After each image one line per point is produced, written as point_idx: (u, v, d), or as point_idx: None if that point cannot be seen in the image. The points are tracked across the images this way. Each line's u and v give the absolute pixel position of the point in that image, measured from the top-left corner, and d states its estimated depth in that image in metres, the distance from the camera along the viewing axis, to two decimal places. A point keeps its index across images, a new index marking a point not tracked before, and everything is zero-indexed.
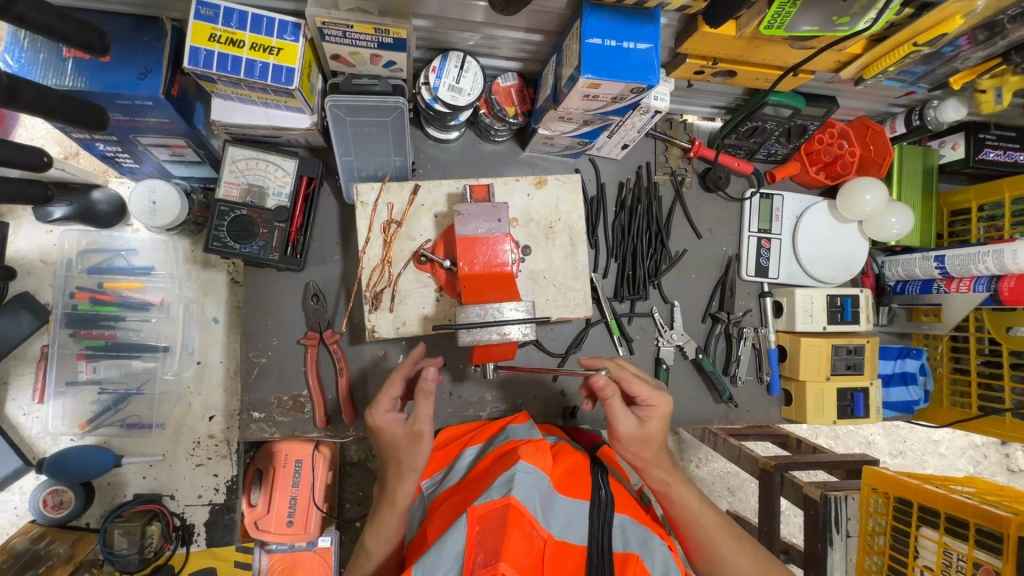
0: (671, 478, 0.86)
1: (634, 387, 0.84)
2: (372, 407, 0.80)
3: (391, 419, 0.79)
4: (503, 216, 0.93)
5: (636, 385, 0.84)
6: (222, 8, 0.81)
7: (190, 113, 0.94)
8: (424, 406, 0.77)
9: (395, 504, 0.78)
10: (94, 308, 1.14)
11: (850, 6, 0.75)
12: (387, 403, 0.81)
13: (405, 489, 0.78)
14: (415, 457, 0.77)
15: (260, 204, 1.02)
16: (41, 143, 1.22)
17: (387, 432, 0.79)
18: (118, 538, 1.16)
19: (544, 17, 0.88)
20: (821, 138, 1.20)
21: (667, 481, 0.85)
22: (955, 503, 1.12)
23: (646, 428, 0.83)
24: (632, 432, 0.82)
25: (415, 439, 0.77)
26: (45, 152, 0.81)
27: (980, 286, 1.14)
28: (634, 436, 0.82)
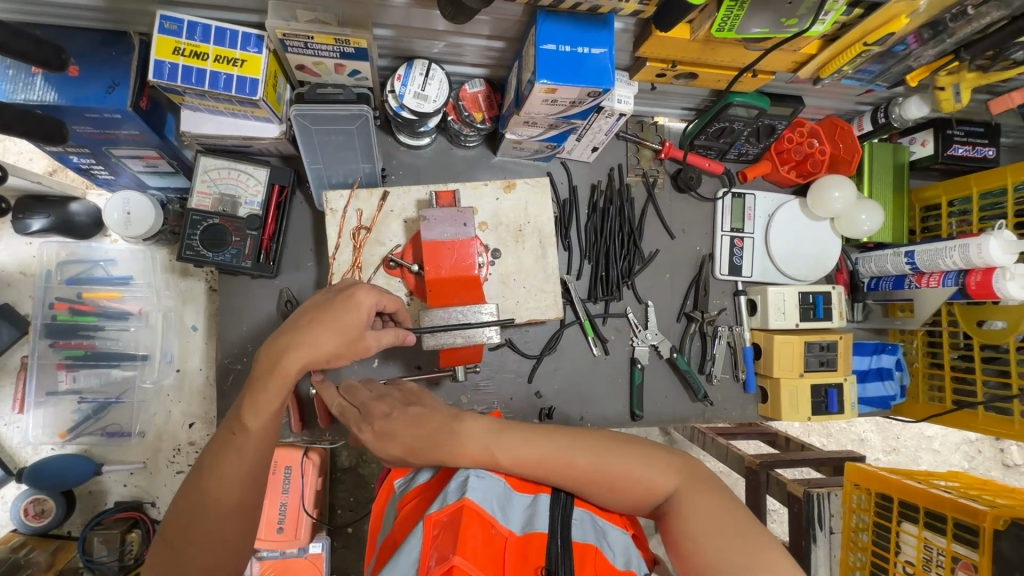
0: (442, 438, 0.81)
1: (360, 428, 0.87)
2: (373, 287, 0.81)
3: (370, 309, 0.79)
4: (469, 221, 0.94)
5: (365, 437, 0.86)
6: (186, 21, 0.82)
7: (161, 124, 0.96)
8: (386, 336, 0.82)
9: (278, 376, 0.73)
10: (74, 317, 1.16)
11: (796, 8, 0.76)
12: (376, 298, 0.80)
13: (292, 362, 0.73)
14: (327, 348, 0.75)
15: (232, 213, 1.03)
16: (29, 160, 1.23)
17: (355, 316, 0.77)
18: (97, 545, 1.14)
19: (504, 24, 0.90)
20: (791, 137, 1.22)
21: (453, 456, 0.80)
22: (934, 498, 1.12)
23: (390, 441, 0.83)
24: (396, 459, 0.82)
25: (354, 342, 0.77)
26: None
27: (949, 281, 1.14)
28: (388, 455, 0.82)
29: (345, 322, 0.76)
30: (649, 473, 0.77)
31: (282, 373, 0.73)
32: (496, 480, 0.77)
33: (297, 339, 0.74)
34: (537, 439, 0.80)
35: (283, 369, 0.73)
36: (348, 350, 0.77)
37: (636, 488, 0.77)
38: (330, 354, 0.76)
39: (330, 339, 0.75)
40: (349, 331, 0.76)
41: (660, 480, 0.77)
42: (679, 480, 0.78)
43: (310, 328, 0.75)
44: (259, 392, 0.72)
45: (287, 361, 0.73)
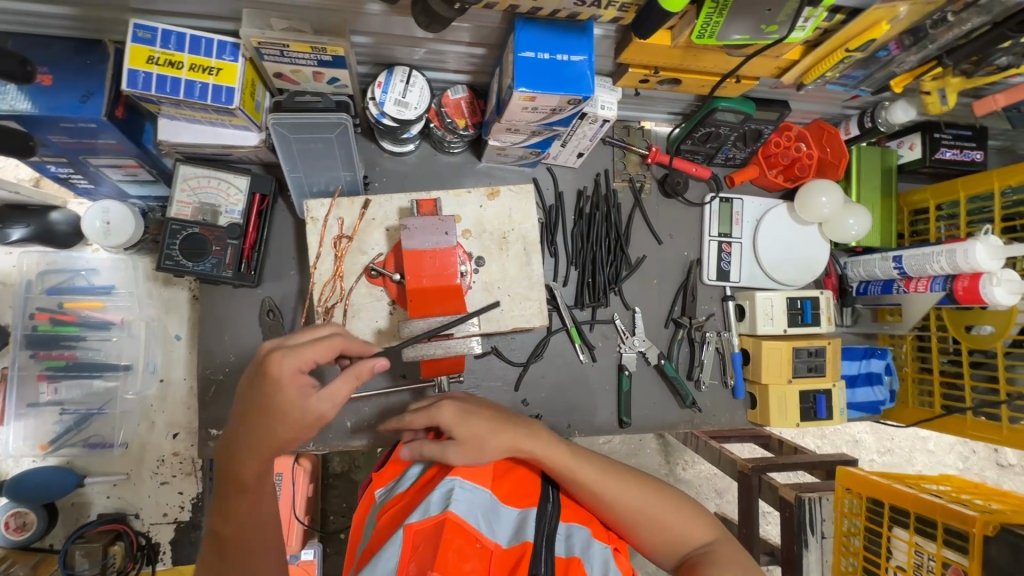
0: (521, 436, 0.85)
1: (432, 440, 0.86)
2: (283, 350, 0.68)
3: (296, 378, 0.68)
4: (450, 229, 0.93)
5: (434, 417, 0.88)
6: (159, 30, 0.81)
7: (139, 133, 0.95)
8: (340, 387, 0.70)
9: (242, 484, 0.70)
10: (55, 328, 1.13)
11: (776, 14, 0.75)
12: (303, 360, 0.68)
13: (249, 466, 0.69)
14: (283, 439, 0.69)
15: (212, 222, 1.02)
16: (11, 175, 1.21)
17: (287, 397, 0.67)
18: (79, 558, 1.13)
19: (484, 31, 0.89)
20: (778, 141, 1.21)
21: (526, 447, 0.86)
22: (924, 503, 1.12)
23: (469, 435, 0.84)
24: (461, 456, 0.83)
25: (308, 417, 0.68)
26: None
27: (937, 286, 1.14)
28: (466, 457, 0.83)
29: (278, 402, 0.67)
30: (691, 520, 0.85)
31: (243, 486, 0.70)
32: (482, 493, 0.79)
33: (247, 451, 0.69)
34: (604, 467, 0.87)
35: (243, 480, 0.70)
36: (305, 427, 0.69)
37: (677, 530, 0.84)
38: (290, 438, 0.69)
39: (283, 427, 0.68)
40: (292, 412, 0.68)
41: (700, 530, 0.84)
42: (715, 534, 0.85)
43: (256, 429, 0.68)
44: (229, 501, 0.71)
45: (244, 472, 0.69)
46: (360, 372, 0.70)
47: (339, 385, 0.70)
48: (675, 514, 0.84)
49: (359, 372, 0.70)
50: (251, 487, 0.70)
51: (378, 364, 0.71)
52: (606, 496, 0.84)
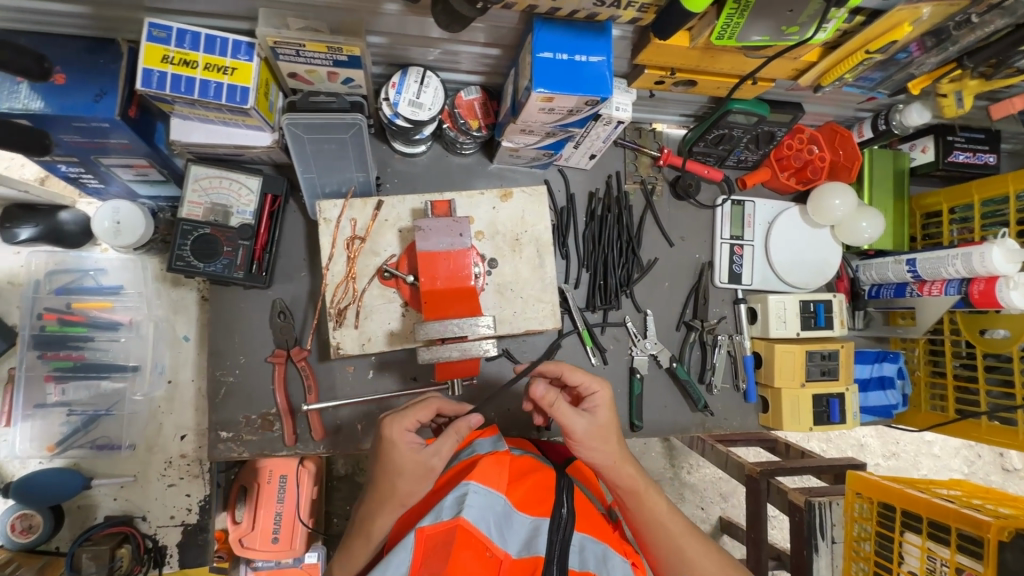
0: (641, 484, 0.85)
1: (576, 379, 0.84)
2: (393, 419, 0.77)
3: (409, 440, 0.76)
4: (465, 231, 0.92)
5: (577, 376, 0.84)
6: (175, 29, 0.81)
7: (150, 133, 0.94)
8: (445, 445, 0.77)
9: (370, 537, 0.79)
10: (63, 329, 1.12)
11: (798, 16, 0.74)
12: (408, 422, 0.78)
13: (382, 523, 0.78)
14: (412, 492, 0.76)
15: (223, 222, 1.01)
16: (16, 171, 1.21)
17: (401, 455, 0.75)
18: (86, 562, 1.11)
19: (501, 32, 0.88)
20: (791, 143, 1.20)
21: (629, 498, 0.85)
22: (937, 508, 1.11)
23: (598, 419, 0.83)
24: (587, 430, 0.81)
25: (422, 475, 0.76)
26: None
27: (952, 289, 1.13)
28: (591, 432, 0.81)
29: (397, 468, 0.76)
30: None
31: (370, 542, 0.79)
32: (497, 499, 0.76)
33: (375, 513, 0.78)
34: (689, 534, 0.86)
35: (371, 536, 0.79)
36: (417, 480, 0.76)
37: None
38: (411, 491, 0.77)
39: (404, 488, 0.76)
40: (409, 475, 0.76)
41: None
42: None
43: (381, 490, 0.77)
44: (355, 552, 0.80)
45: (375, 528, 0.78)
46: (459, 428, 0.78)
47: (444, 444, 0.77)
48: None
49: (456, 429, 0.78)
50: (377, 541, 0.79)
51: (473, 419, 0.79)
52: (676, 544, 0.84)
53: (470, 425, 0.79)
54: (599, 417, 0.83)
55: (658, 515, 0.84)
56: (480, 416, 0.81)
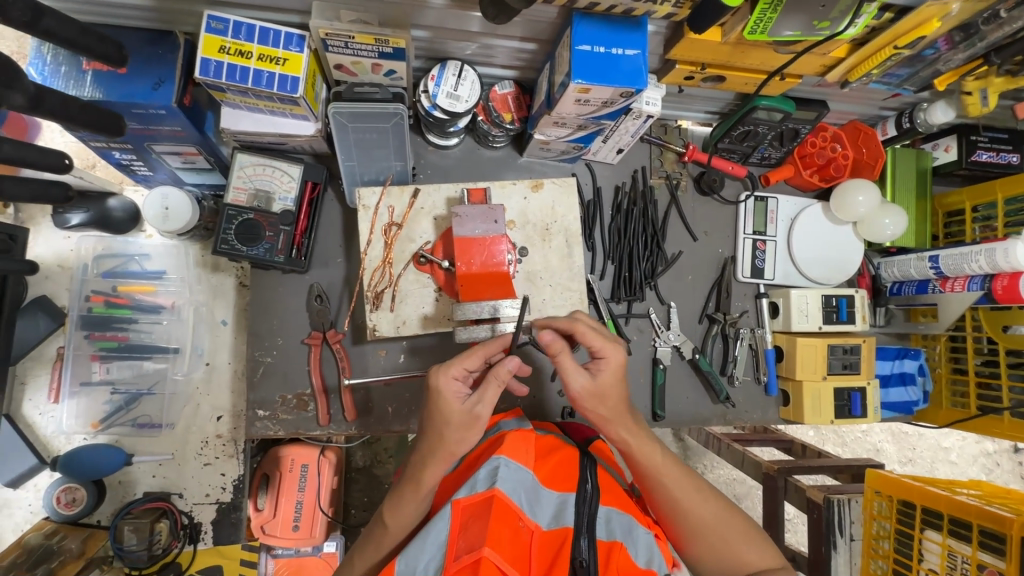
0: (635, 437, 0.85)
1: (588, 338, 0.82)
2: (441, 368, 0.80)
3: (454, 389, 0.79)
4: (499, 218, 0.96)
5: (588, 335, 0.82)
6: (231, 21, 0.85)
7: (201, 121, 0.98)
8: (490, 394, 0.79)
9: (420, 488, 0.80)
10: (109, 310, 1.18)
11: (830, 10, 0.77)
12: (454, 371, 0.80)
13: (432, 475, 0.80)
14: (461, 441, 0.79)
15: (266, 208, 1.05)
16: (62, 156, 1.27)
17: (446, 402, 0.78)
18: (128, 534, 1.19)
19: (538, 27, 0.91)
20: (814, 141, 1.23)
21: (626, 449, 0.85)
22: (958, 504, 1.11)
23: (602, 379, 0.81)
24: (588, 387, 0.81)
25: (470, 423, 0.78)
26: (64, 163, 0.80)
27: (975, 285, 1.15)
28: (591, 392, 0.81)
29: (448, 415, 0.78)
30: (746, 551, 0.86)
31: (419, 491, 0.80)
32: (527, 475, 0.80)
33: (428, 466, 0.80)
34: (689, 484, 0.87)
35: (421, 486, 0.80)
36: (462, 429, 0.78)
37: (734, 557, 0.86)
38: (457, 442, 0.79)
39: (453, 438, 0.78)
40: (458, 422, 0.78)
41: (756, 558, 0.86)
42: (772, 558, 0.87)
43: (433, 441, 0.80)
44: (403, 502, 0.81)
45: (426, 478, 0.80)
46: (502, 376, 0.79)
47: (488, 392, 0.79)
48: (728, 536, 0.86)
49: (497, 377, 0.79)
50: (426, 491, 0.80)
51: (513, 362, 0.79)
52: (670, 495, 0.86)
53: (509, 370, 0.79)
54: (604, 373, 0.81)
55: (657, 468, 0.85)
56: (517, 359, 0.80)
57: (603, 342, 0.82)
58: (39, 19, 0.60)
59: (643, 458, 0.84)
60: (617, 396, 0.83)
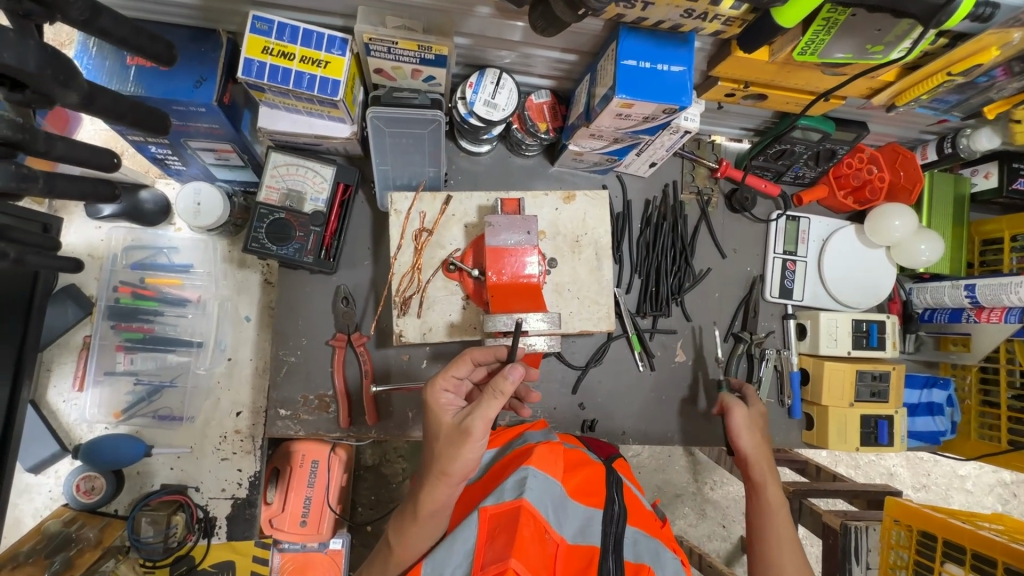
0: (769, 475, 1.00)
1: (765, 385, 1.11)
2: (433, 381, 0.85)
3: (446, 400, 0.84)
4: (532, 229, 0.95)
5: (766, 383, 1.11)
6: (276, 22, 0.85)
7: (237, 119, 0.98)
8: (485, 406, 0.77)
9: (421, 506, 0.80)
10: (135, 302, 1.19)
11: (886, 35, 0.75)
12: (447, 385, 0.85)
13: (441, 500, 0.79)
14: (448, 459, 0.76)
15: (298, 208, 1.05)
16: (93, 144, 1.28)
17: (438, 417, 0.81)
18: (145, 525, 1.21)
19: (580, 39, 0.90)
20: (850, 162, 1.20)
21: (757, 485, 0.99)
22: (983, 539, 1.07)
23: (756, 416, 1.05)
24: (744, 422, 1.04)
25: (460, 437, 0.76)
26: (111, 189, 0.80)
27: (1012, 317, 1.11)
28: (748, 423, 1.04)
29: (440, 424, 0.80)
30: None
31: (423, 510, 0.80)
32: (554, 488, 0.79)
33: (430, 489, 0.79)
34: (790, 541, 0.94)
35: (421, 509, 0.80)
36: (451, 443, 0.77)
37: None
38: (448, 461, 0.77)
39: (444, 453, 0.77)
40: (448, 433, 0.78)
41: None
42: None
43: (431, 460, 0.80)
44: (407, 526, 0.82)
45: (427, 504, 0.79)
46: (498, 388, 0.76)
47: (481, 404, 0.77)
48: None
49: (494, 389, 0.76)
50: (425, 515, 0.80)
51: (512, 373, 0.75)
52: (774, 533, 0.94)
53: (508, 382, 0.75)
54: (758, 421, 1.05)
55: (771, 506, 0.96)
56: (520, 370, 0.76)
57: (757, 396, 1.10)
58: (96, 18, 0.60)
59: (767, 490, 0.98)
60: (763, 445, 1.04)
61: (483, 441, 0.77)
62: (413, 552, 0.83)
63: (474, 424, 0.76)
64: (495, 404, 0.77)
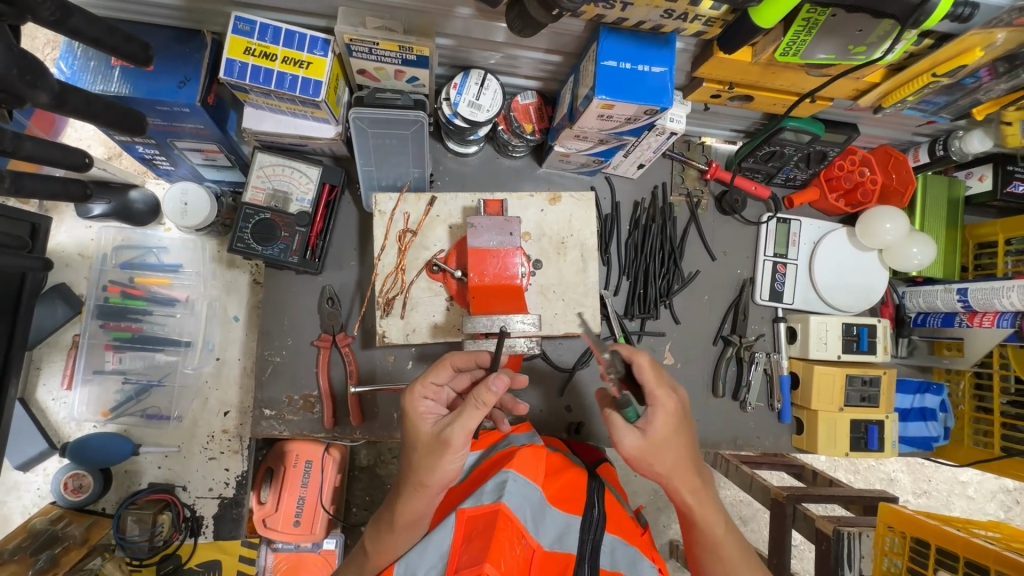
0: (696, 487, 0.80)
1: (646, 376, 0.77)
2: (410, 390, 0.82)
3: (425, 408, 0.81)
4: (515, 230, 0.94)
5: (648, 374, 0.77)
6: (258, 23, 0.85)
7: (224, 120, 0.98)
8: (466, 418, 0.75)
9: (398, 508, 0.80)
10: (125, 301, 1.20)
11: (867, 36, 0.74)
12: (427, 392, 0.82)
13: (415, 505, 0.78)
14: (427, 466, 0.76)
15: (283, 209, 1.06)
16: (87, 146, 1.28)
17: (415, 426, 0.80)
18: (130, 524, 1.21)
19: (563, 40, 0.90)
20: (842, 164, 1.19)
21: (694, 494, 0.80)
22: (976, 548, 1.05)
23: (653, 442, 0.76)
24: (638, 448, 0.76)
25: (438, 448, 0.76)
26: (89, 186, 0.81)
27: (1004, 322, 1.09)
28: (644, 455, 0.76)
29: (418, 434, 0.79)
30: None
31: (398, 511, 0.80)
32: (532, 495, 0.79)
33: (407, 495, 0.79)
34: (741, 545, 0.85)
35: (398, 518, 0.80)
36: (428, 450, 0.77)
37: None
38: (425, 472, 0.77)
39: (423, 463, 0.77)
40: (427, 443, 0.77)
41: None
42: None
43: (408, 472, 0.79)
44: (383, 534, 0.82)
45: (404, 511, 0.79)
46: (480, 401, 0.74)
47: (463, 415, 0.75)
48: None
49: (476, 400, 0.73)
50: (401, 525, 0.80)
51: (496, 384, 0.73)
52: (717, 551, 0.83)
53: (490, 393, 0.73)
54: (654, 432, 0.75)
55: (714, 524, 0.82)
56: (503, 380, 0.74)
57: (654, 389, 0.77)
58: (67, 19, 0.60)
59: (701, 513, 0.81)
60: (675, 454, 0.77)
61: (463, 451, 0.76)
62: (388, 557, 0.82)
63: (454, 435, 0.75)
64: (474, 415, 0.75)
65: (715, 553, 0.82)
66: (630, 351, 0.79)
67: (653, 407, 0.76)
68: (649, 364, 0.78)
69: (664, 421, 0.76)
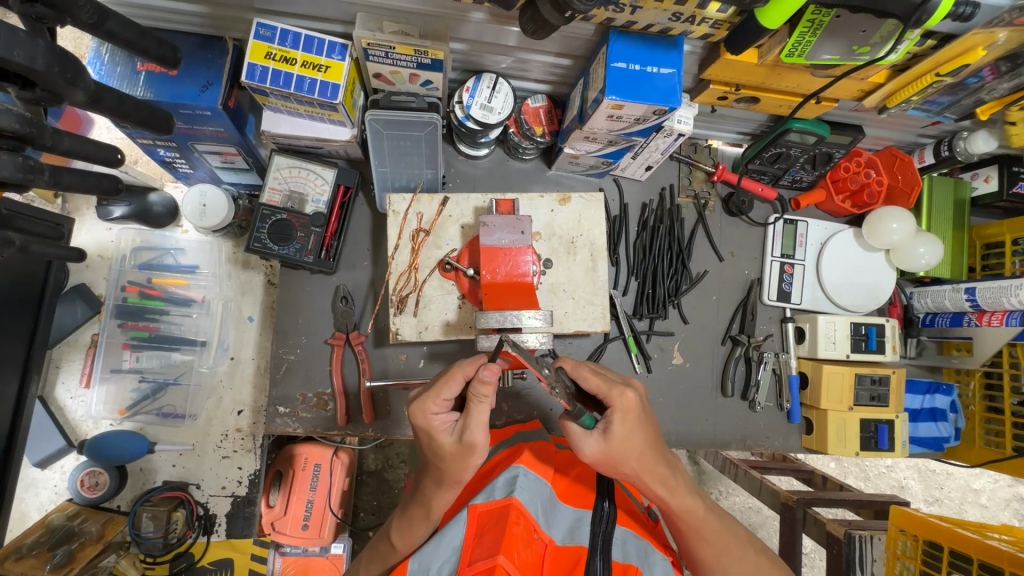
0: (668, 475, 0.80)
1: (590, 382, 0.79)
2: (419, 407, 0.80)
3: (442, 419, 0.81)
4: (526, 228, 0.96)
5: (593, 382, 0.79)
6: (279, 29, 0.89)
7: (243, 123, 1.01)
8: (477, 414, 0.76)
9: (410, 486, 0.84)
10: (143, 301, 1.24)
11: (871, 36, 0.76)
12: (435, 405, 0.80)
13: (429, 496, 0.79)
14: (467, 466, 0.78)
15: (299, 209, 1.09)
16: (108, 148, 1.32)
17: (439, 441, 0.79)
18: (146, 520, 1.23)
19: (574, 43, 0.92)
20: (849, 166, 1.20)
21: (668, 481, 0.80)
22: (989, 550, 1.03)
23: (614, 441, 0.75)
24: (600, 452, 0.76)
25: (466, 450, 0.77)
26: (120, 180, 0.84)
27: (1014, 320, 1.10)
28: (606, 456, 0.76)
29: (442, 448, 0.79)
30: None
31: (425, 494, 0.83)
32: (540, 490, 0.80)
33: None
34: (727, 527, 0.84)
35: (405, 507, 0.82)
36: (458, 456, 0.78)
37: None
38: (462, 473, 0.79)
39: (455, 470, 0.78)
40: (452, 452, 0.78)
41: None
42: None
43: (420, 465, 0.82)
44: None
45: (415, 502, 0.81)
46: (481, 392, 0.75)
47: (472, 412, 0.77)
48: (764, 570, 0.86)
49: (478, 397, 0.75)
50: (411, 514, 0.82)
51: (488, 375, 0.74)
52: (703, 536, 0.82)
53: (487, 386, 0.74)
54: (614, 433, 0.75)
55: (692, 510, 0.81)
56: (493, 368, 0.75)
57: (607, 393, 0.78)
58: (104, 21, 0.63)
59: (677, 502, 0.80)
60: (640, 447, 0.77)
61: (488, 442, 0.79)
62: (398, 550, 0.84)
63: (476, 433, 0.76)
64: (483, 408, 0.76)
65: (700, 537, 0.82)
66: (573, 364, 0.82)
67: (610, 407, 0.77)
68: (594, 373, 0.80)
69: (622, 419, 0.76)
